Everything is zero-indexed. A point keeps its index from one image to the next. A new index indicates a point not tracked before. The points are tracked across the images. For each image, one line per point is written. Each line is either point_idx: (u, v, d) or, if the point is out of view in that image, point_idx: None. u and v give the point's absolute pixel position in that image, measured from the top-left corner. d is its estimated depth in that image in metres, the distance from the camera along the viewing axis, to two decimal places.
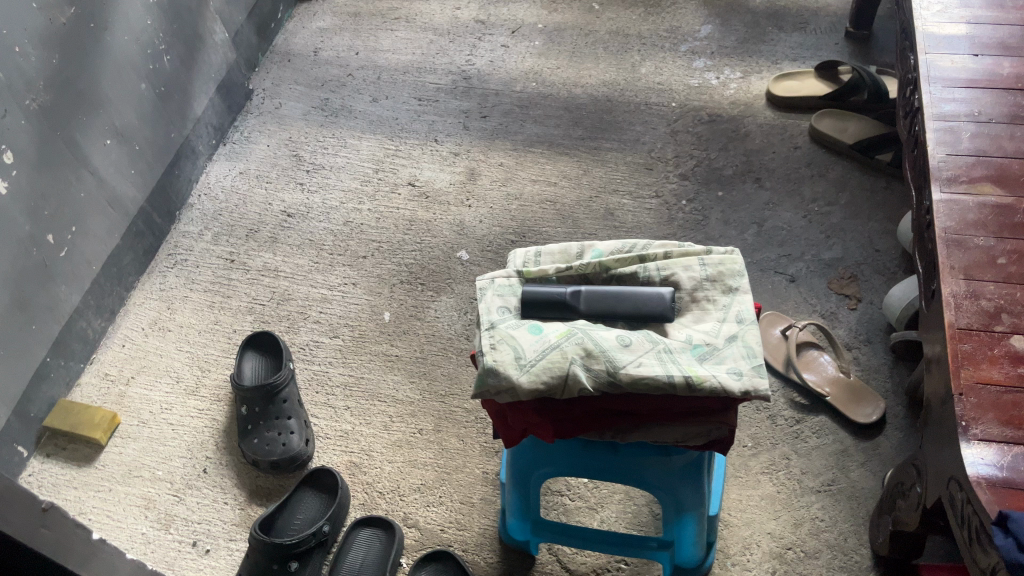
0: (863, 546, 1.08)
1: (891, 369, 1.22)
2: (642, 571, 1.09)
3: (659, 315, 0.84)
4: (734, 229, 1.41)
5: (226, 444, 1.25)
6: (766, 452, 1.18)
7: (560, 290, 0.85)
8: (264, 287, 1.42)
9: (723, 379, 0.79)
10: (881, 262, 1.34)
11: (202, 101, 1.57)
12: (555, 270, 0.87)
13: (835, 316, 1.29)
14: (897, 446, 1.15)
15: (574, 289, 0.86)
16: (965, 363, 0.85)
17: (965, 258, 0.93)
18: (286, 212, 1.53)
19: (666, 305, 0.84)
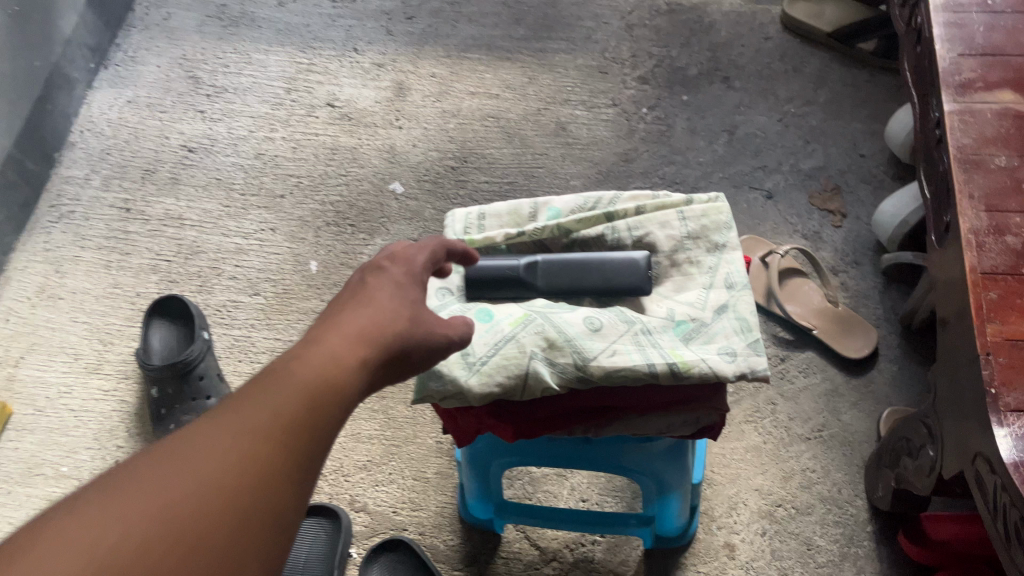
0: (859, 498, 0.99)
1: (882, 294, 1.10)
2: (620, 543, 0.98)
3: (634, 286, 0.70)
4: (703, 140, 1.24)
5: (139, 430, 1.09)
6: (749, 397, 1.06)
7: (512, 263, 0.71)
8: (168, 239, 1.23)
9: (714, 362, 0.65)
10: (866, 169, 1.19)
11: (71, 18, 1.31)
12: (504, 238, 0.72)
13: (818, 236, 1.15)
14: (892, 382, 1.04)
15: (528, 261, 0.71)
16: (992, 316, 0.72)
17: (986, 183, 0.79)
18: (186, 147, 1.31)
19: (642, 274, 0.70)
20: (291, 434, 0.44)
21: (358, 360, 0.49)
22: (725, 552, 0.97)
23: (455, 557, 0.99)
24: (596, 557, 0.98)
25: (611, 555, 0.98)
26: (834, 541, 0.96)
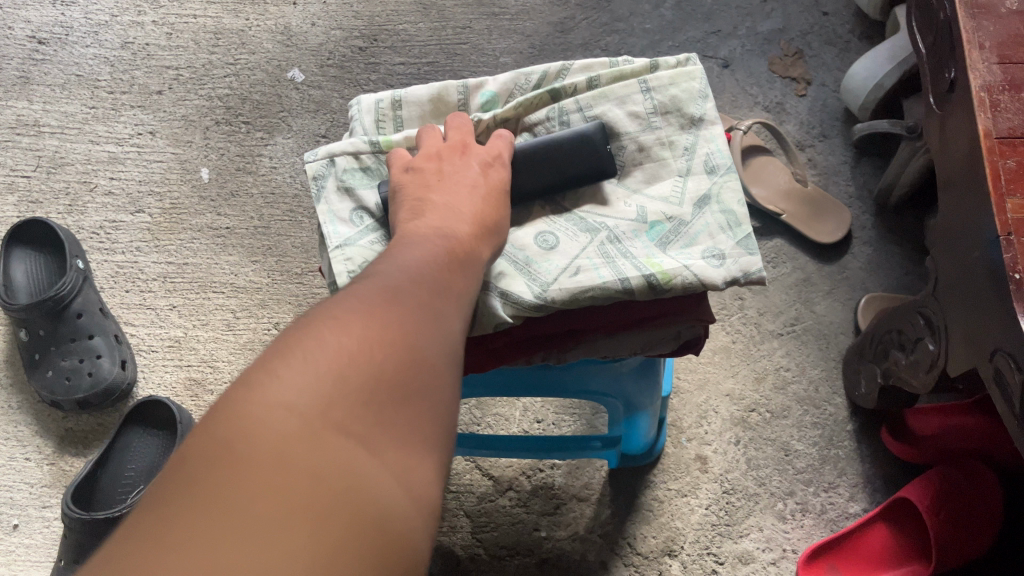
0: (838, 395, 0.90)
1: (853, 170, 0.99)
2: (581, 464, 0.88)
3: (594, 170, 0.57)
4: (647, 2, 1.09)
5: (13, 379, 0.93)
6: (714, 293, 0.95)
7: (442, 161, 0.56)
8: (24, 151, 1.03)
9: (699, 268, 0.53)
10: (831, 28, 1.06)
11: None
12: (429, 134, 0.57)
13: (781, 109, 1.02)
14: (868, 266, 0.95)
15: None
16: (1011, 188, 0.61)
17: (995, 32, 0.67)
18: (36, 38, 1.09)
19: (603, 153, 0.57)
20: (441, 293, 0.38)
21: (470, 234, 0.45)
22: (697, 466, 0.88)
23: None
24: (557, 482, 0.88)
25: (573, 479, 0.88)
26: (813, 444, 0.88)
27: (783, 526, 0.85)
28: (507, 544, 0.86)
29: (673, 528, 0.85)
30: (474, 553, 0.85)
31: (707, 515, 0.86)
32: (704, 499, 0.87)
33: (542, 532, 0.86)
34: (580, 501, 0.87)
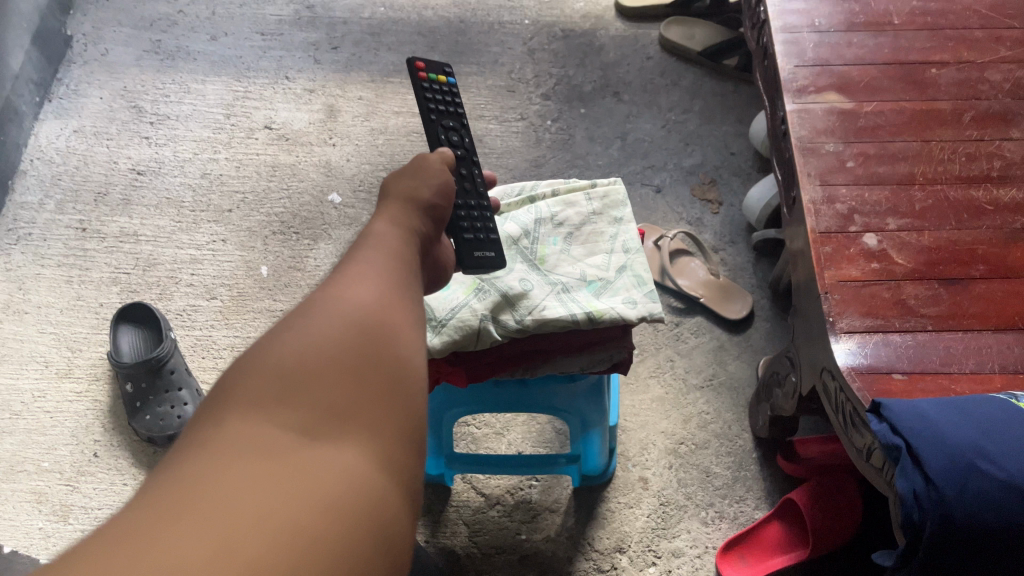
0: (745, 431, 1.20)
1: (754, 267, 1.33)
2: (553, 484, 1.16)
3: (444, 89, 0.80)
4: (600, 145, 1.45)
5: (114, 425, 1.20)
6: (652, 357, 1.26)
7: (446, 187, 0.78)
8: (125, 254, 1.34)
9: (621, 309, 0.82)
10: (737, 164, 1.43)
11: (17, 56, 1.42)
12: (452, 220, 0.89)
13: (700, 222, 1.37)
14: (766, 336, 1.26)
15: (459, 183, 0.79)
16: (829, 264, 0.94)
17: (819, 165, 1.01)
18: (135, 170, 1.43)
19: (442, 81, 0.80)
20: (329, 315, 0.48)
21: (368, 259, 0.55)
22: (640, 485, 1.16)
23: None
24: (534, 497, 1.15)
25: (546, 495, 1.15)
26: (728, 467, 1.17)
27: (706, 528, 1.12)
28: (495, 545, 1.12)
29: (622, 531, 1.12)
30: (470, 551, 1.11)
31: (648, 521, 1.13)
32: (646, 509, 1.14)
33: (522, 534, 1.12)
34: (551, 512, 1.14)
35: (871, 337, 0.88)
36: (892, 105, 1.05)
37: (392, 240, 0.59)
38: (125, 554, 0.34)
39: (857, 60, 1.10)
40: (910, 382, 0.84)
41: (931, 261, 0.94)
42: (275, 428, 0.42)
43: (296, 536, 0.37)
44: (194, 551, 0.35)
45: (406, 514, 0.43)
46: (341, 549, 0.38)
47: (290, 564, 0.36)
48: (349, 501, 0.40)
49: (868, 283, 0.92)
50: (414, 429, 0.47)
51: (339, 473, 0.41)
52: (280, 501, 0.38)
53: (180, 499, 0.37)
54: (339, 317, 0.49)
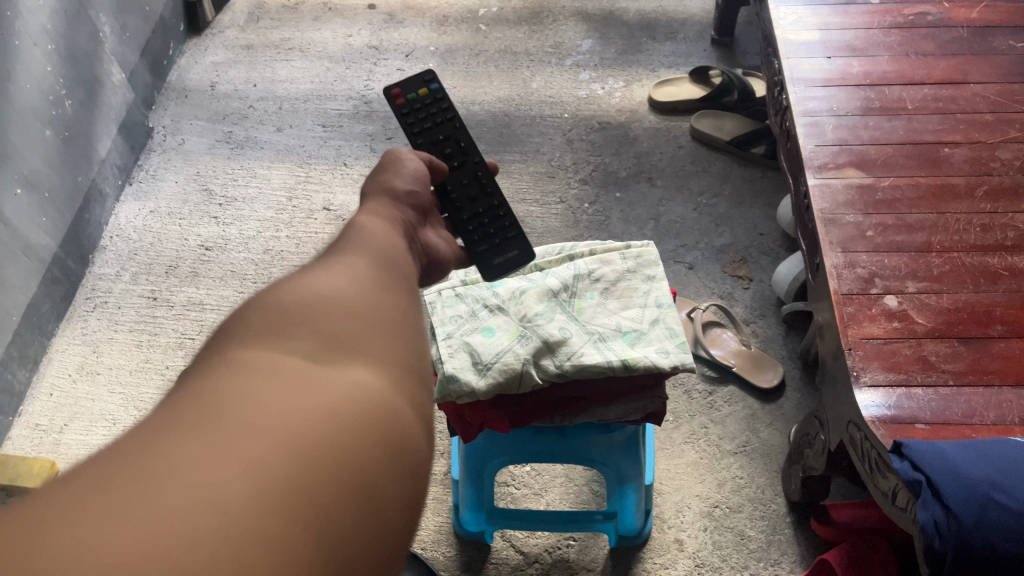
0: (778, 496, 1.22)
1: (785, 339, 1.38)
2: (589, 544, 1.18)
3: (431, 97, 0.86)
4: (634, 226, 1.54)
5: None
6: (686, 423, 1.30)
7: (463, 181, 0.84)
8: (191, 321, 1.44)
9: (654, 357, 0.89)
10: (765, 244, 1.51)
11: (105, 143, 1.58)
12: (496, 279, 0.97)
13: (731, 296, 1.44)
14: (797, 404, 1.31)
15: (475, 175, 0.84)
16: (851, 323, 0.97)
17: (840, 233, 1.07)
18: (204, 246, 1.55)
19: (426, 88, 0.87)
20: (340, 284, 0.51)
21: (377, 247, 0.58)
22: (675, 546, 1.18)
23: (453, 565, 1.17)
24: (571, 556, 1.17)
25: (583, 554, 1.18)
26: (762, 531, 1.19)
27: None
28: None
29: None
30: None
31: None
32: (681, 570, 1.15)
33: None
34: (588, 571, 1.16)
35: (894, 391, 0.91)
36: (907, 181, 1.13)
37: (381, 228, 0.61)
38: (137, 457, 0.36)
39: (873, 141, 1.18)
40: (933, 432, 0.87)
41: (950, 321, 0.97)
42: (275, 355, 0.44)
43: (297, 435, 0.39)
44: (200, 448, 0.36)
45: (412, 423, 0.45)
46: (343, 446, 0.40)
47: (294, 455, 0.38)
48: (350, 407, 0.42)
49: (890, 340, 0.95)
50: (412, 361, 0.49)
51: (336, 387, 0.43)
52: (281, 407, 0.40)
53: (184, 413, 0.39)
54: (348, 285, 0.51)
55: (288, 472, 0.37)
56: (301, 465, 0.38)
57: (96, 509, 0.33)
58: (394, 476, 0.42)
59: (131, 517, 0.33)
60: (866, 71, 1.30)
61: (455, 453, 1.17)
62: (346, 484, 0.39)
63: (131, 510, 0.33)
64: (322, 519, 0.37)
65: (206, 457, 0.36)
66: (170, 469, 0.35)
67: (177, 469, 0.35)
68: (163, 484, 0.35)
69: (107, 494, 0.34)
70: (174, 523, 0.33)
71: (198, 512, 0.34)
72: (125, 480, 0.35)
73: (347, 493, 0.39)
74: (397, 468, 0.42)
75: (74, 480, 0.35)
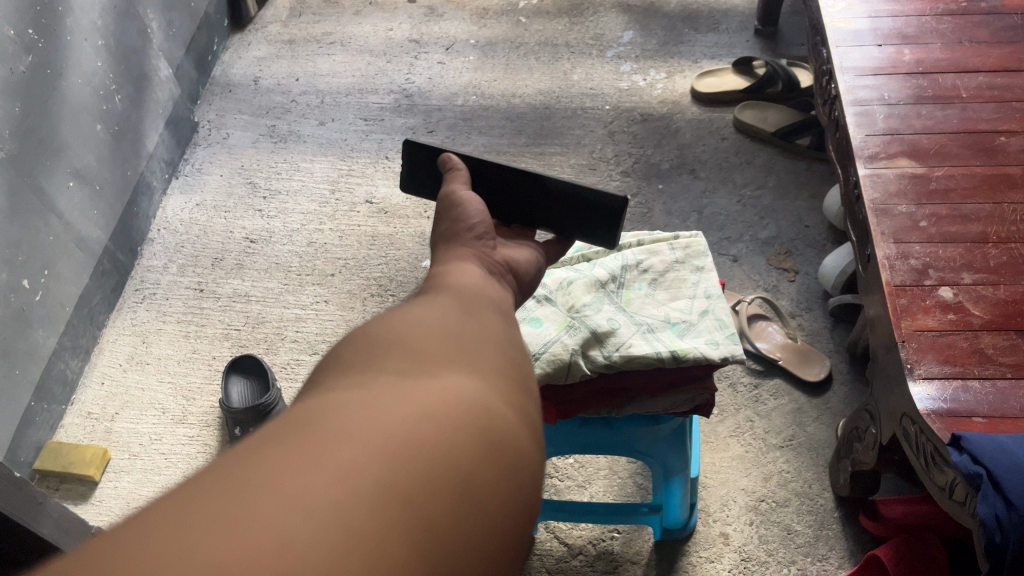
0: (826, 490, 1.20)
1: (831, 332, 1.37)
2: (634, 537, 1.17)
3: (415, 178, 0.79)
4: (677, 218, 1.54)
5: None
6: (731, 417, 1.29)
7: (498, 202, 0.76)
8: (237, 312, 1.46)
9: (704, 349, 0.88)
10: (811, 236, 1.49)
11: (153, 137, 1.61)
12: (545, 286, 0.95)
13: (777, 289, 1.43)
14: (845, 398, 1.29)
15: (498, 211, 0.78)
16: (904, 314, 0.95)
17: (892, 224, 1.05)
18: (249, 239, 1.57)
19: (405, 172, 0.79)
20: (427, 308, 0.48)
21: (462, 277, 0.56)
22: (721, 540, 1.16)
23: None
24: (616, 549, 1.16)
25: (628, 546, 1.16)
26: (809, 525, 1.17)
27: None
28: None
29: None
30: None
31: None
32: (727, 564, 1.14)
33: None
34: (633, 563, 1.15)
35: (950, 384, 0.89)
36: (961, 170, 1.10)
37: (472, 272, 0.57)
38: (224, 474, 0.32)
39: (926, 130, 1.16)
40: (992, 426, 0.85)
41: (1008, 313, 0.95)
42: (369, 371, 0.41)
43: (394, 445, 0.35)
44: (291, 460, 0.33)
45: (518, 433, 0.41)
46: (446, 455, 0.36)
47: (390, 464, 0.34)
48: (450, 415, 0.38)
49: (945, 332, 0.93)
50: (512, 375, 0.45)
51: (434, 394, 0.39)
52: (377, 415, 0.36)
53: (274, 431, 0.35)
54: (433, 308, 0.48)
55: (386, 482, 0.33)
56: (400, 476, 0.34)
57: (180, 528, 0.30)
58: (500, 488, 0.37)
59: (216, 535, 0.29)
60: (918, 59, 1.27)
61: None
62: (449, 497, 0.35)
63: (216, 527, 0.30)
64: (426, 535, 0.33)
65: (298, 470, 0.32)
66: (260, 483, 0.32)
67: (267, 482, 0.32)
68: (253, 498, 0.31)
69: (190, 512, 0.30)
70: (261, 537, 0.29)
71: (290, 525, 0.30)
72: (212, 497, 0.31)
73: (451, 505, 0.34)
74: (503, 482, 0.37)
75: (157, 502, 0.31)
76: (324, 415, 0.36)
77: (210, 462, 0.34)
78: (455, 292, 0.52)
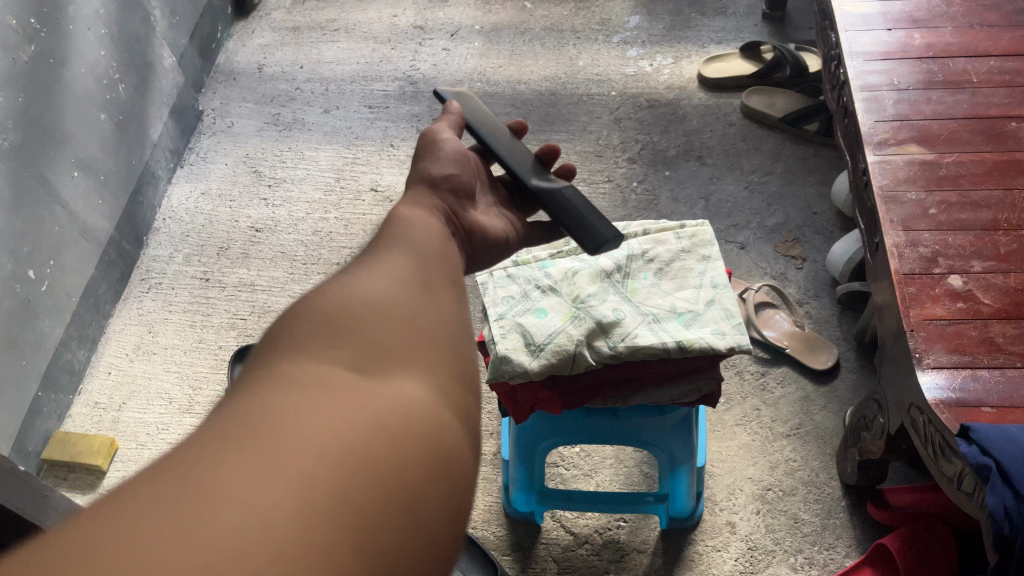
0: (833, 479, 1.20)
1: (839, 320, 1.36)
2: (640, 525, 1.17)
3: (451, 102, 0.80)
4: (684, 205, 1.53)
5: None
6: (738, 405, 1.28)
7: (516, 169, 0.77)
8: (243, 302, 1.45)
9: (710, 339, 0.87)
10: (819, 223, 1.48)
11: (158, 126, 1.61)
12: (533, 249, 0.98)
13: (784, 277, 1.42)
14: (852, 387, 1.28)
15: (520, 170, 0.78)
16: (912, 303, 0.94)
17: (902, 212, 1.04)
18: (254, 228, 1.57)
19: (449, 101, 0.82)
20: (387, 286, 0.51)
21: (424, 237, 0.58)
22: (727, 529, 1.16)
23: (504, 544, 1.17)
24: (622, 538, 1.16)
25: (634, 535, 1.16)
26: (817, 514, 1.16)
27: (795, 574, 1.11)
28: None
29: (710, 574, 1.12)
30: None
31: (736, 564, 1.13)
32: (733, 553, 1.14)
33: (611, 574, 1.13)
34: (639, 552, 1.15)
35: (959, 373, 0.88)
36: (972, 156, 1.09)
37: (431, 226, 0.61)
38: (185, 479, 0.35)
39: (936, 116, 1.15)
40: (1001, 416, 0.84)
41: (1018, 302, 0.94)
42: (321, 366, 0.44)
43: (345, 458, 0.38)
44: (249, 467, 0.36)
45: (457, 438, 0.44)
46: (391, 464, 0.39)
47: (340, 474, 0.37)
48: (400, 423, 0.41)
49: (954, 321, 0.92)
50: (458, 373, 0.49)
51: (382, 401, 0.42)
52: (330, 421, 0.40)
53: (230, 429, 0.38)
54: (391, 286, 0.51)
55: (340, 493, 0.37)
56: (352, 486, 0.37)
57: (145, 535, 0.33)
58: (440, 492, 0.41)
59: (179, 544, 0.32)
60: (929, 43, 1.25)
61: (507, 434, 1.17)
62: (396, 506, 0.38)
63: (179, 536, 0.33)
64: (372, 541, 0.36)
65: (253, 478, 0.36)
66: (220, 491, 0.35)
67: (226, 490, 0.35)
68: (212, 506, 0.34)
69: (156, 518, 0.33)
70: (224, 548, 0.33)
71: (247, 534, 0.34)
72: (174, 505, 0.34)
73: (396, 513, 0.38)
74: (445, 488, 0.41)
75: (123, 503, 0.34)
76: (281, 415, 0.39)
77: (170, 459, 0.37)
78: (407, 258, 0.55)
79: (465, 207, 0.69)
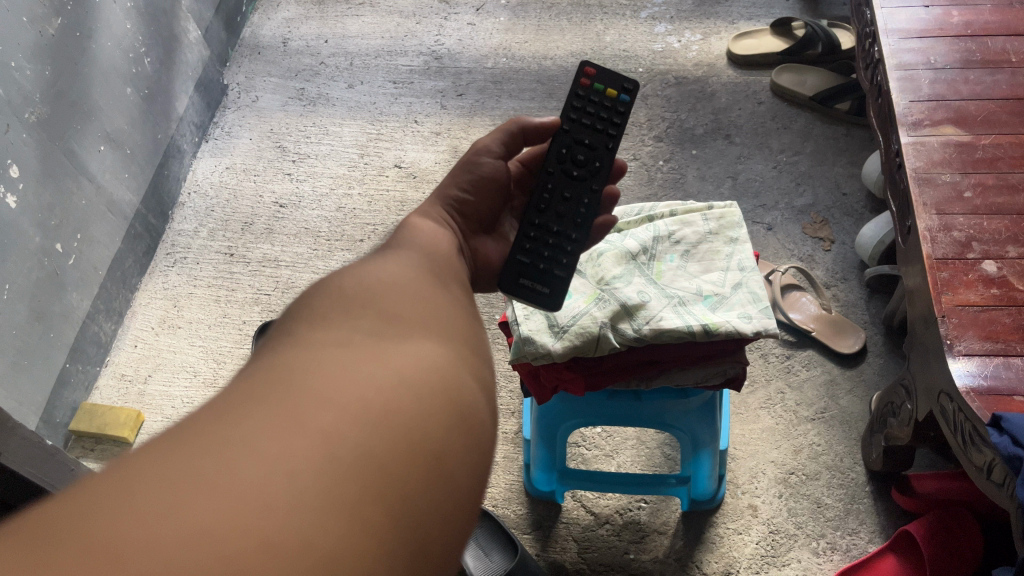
0: (858, 464, 1.18)
1: (867, 303, 1.34)
2: (661, 507, 1.17)
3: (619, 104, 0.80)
4: (711, 184, 1.51)
5: None
6: (762, 388, 1.27)
7: (538, 205, 0.76)
8: (267, 277, 1.46)
9: (736, 323, 0.86)
10: (848, 205, 1.46)
11: (183, 100, 1.61)
12: None
13: (812, 259, 1.40)
14: (879, 371, 1.27)
15: (541, 205, 0.76)
16: (945, 289, 0.93)
17: (935, 194, 1.01)
18: (279, 203, 1.57)
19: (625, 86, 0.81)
20: (399, 270, 0.51)
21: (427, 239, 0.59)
22: (749, 512, 1.15)
23: (524, 522, 1.17)
24: (643, 519, 1.16)
25: (655, 517, 1.16)
26: (840, 499, 1.15)
27: (817, 558, 1.11)
28: (604, 563, 1.13)
29: (731, 556, 1.12)
30: (580, 567, 1.13)
31: (757, 548, 1.12)
32: (755, 536, 1.13)
33: (630, 554, 1.13)
34: (660, 533, 1.14)
35: (991, 360, 0.86)
36: (1011, 138, 1.06)
37: (440, 241, 0.62)
38: (207, 435, 0.35)
39: (974, 96, 1.12)
40: None
41: None
42: (341, 333, 0.43)
43: (368, 415, 0.37)
44: (268, 422, 0.35)
45: (479, 405, 0.44)
46: (416, 423, 0.38)
47: (363, 430, 0.36)
48: (422, 383, 0.41)
49: (988, 308, 0.90)
50: (476, 346, 0.48)
51: (405, 363, 0.41)
52: (353, 379, 0.39)
53: (251, 393, 0.38)
54: (402, 270, 0.51)
55: (363, 448, 0.36)
56: (376, 440, 0.36)
57: (163, 486, 0.32)
58: (463, 456, 0.40)
59: (201, 495, 0.32)
60: (967, 21, 1.22)
61: (528, 413, 1.17)
62: (423, 463, 0.37)
63: (201, 488, 0.32)
64: (401, 498, 0.36)
65: (277, 434, 0.35)
66: (242, 447, 0.34)
67: (250, 445, 0.34)
68: (235, 462, 0.33)
69: (176, 471, 0.33)
70: (245, 498, 0.32)
71: (271, 486, 0.33)
72: (195, 459, 0.33)
73: (423, 472, 0.37)
74: (468, 450, 0.40)
75: (141, 461, 0.34)
76: (300, 376, 0.39)
77: (189, 422, 0.36)
78: (416, 254, 0.55)
79: (473, 233, 0.73)
